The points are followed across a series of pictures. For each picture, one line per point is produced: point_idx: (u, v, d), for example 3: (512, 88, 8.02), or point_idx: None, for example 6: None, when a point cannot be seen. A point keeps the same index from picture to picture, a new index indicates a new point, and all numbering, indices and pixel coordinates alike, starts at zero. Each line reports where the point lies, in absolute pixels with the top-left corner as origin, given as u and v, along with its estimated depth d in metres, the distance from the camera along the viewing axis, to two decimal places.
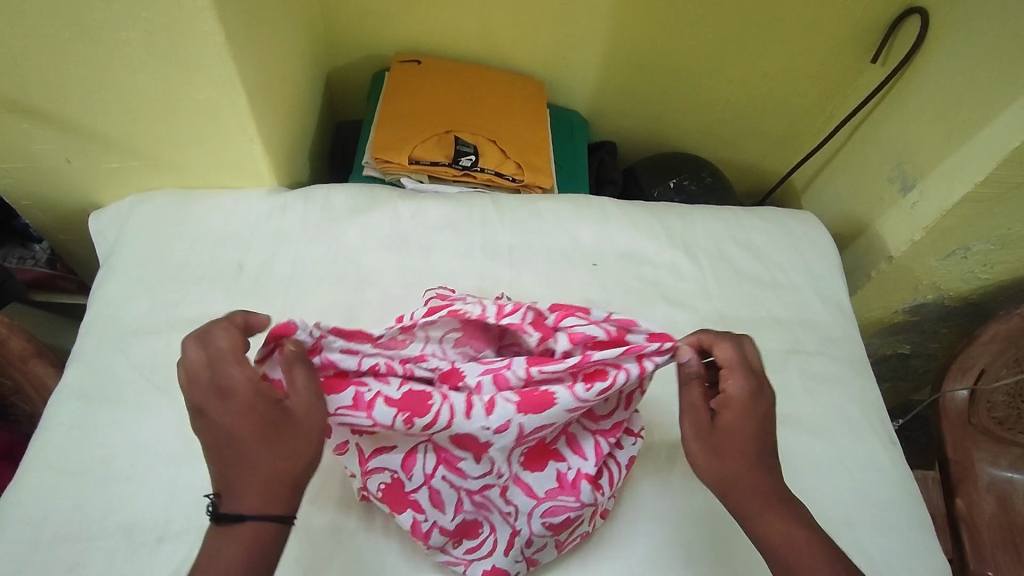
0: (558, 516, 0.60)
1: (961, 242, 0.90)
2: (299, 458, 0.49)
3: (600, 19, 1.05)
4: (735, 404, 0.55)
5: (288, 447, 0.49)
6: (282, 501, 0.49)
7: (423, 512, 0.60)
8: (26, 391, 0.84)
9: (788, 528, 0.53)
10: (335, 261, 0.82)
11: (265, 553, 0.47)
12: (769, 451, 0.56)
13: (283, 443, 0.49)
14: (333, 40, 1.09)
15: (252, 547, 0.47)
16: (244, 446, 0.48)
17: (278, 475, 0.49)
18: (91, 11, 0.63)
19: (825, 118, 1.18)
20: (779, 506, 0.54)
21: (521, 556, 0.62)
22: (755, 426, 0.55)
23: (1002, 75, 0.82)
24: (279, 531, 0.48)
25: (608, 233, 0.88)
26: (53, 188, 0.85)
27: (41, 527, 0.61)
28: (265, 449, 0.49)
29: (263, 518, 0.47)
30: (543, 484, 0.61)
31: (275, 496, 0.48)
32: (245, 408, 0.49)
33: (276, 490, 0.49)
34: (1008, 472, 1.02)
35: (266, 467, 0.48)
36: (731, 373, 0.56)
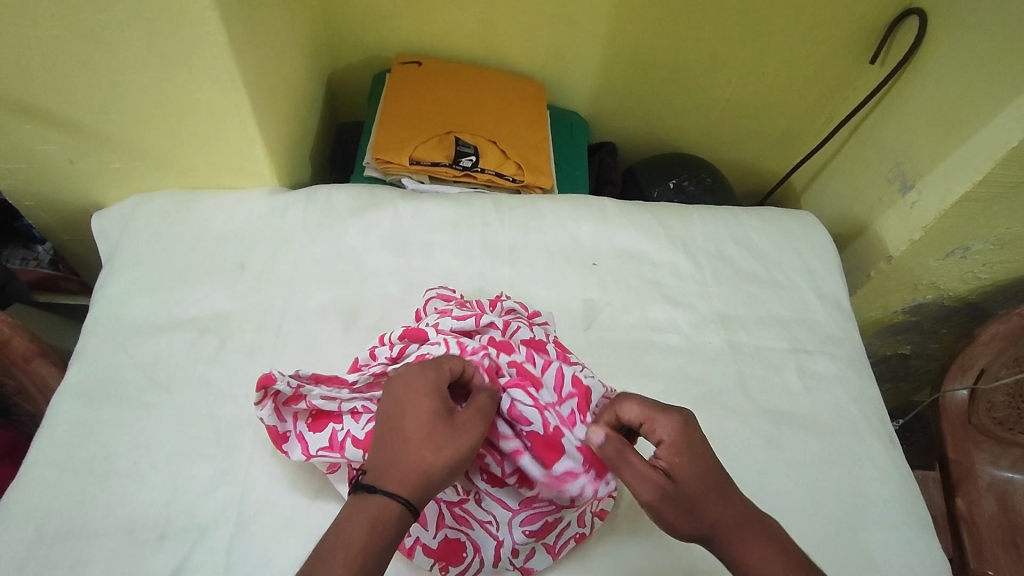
0: (537, 521, 0.62)
1: (960, 241, 0.90)
2: (447, 453, 0.51)
3: (600, 20, 1.05)
4: (676, 447, 0.55)
5: (440, 441, 0.52)
6: (416, 490, 0.50)
7: (407, 526, 0.61)
8: (29, 390, 0.85)
9: (770, 551, 0.52)
10: (336, 260, 0.82)
11: (381, 534, 0.48)
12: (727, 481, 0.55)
13: (440, 435, 0.52)
14: (335, 41, 1.09)
15: (375, 522, 0.48)
16: (412, 424, 0.52)
17: (423, 462, 0.51)
18: (94, 12, 0.63)
19: (825, 119, 1.19)
20: (756, 529, 0.53)
21: (512, 565, 0.63)
22: (703, 461, 0.55)
23: (1001, 75, 0.82)
24: (400, 514, 0.49)
25: (608, 232, 0.88)
26: (56, 188, 0.85)
27: (43, 523, 0.62)
28: (427, 433, 0.52)
29: (391, 495, 0.50)
30: (516, 495, 0.63)
31: (411, 482, 0.50)
32: (428, 393, 0.54)
33: (413, 476, 0.51)
34: (1008, 472, 1.02)
35: (414, 448, 0.51)
36: (655, 421, 0.57)
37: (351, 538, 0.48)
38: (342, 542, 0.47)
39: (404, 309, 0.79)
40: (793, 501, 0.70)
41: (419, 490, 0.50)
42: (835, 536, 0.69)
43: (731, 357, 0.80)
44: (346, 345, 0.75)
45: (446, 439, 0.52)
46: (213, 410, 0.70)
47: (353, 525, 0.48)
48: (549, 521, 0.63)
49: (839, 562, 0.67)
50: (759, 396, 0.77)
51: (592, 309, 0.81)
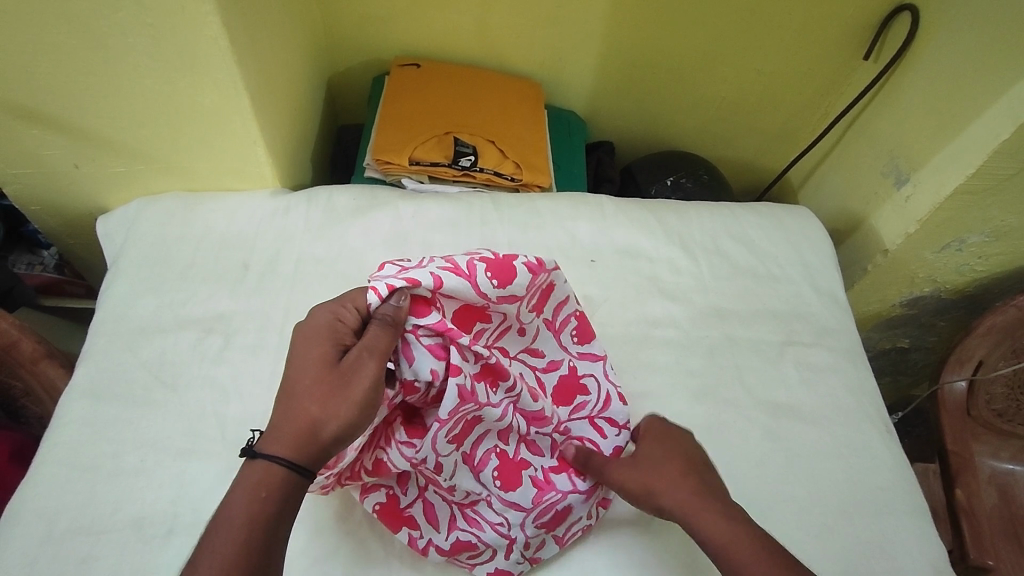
0: (546, 515, 0.64)
1: (956, 234, 0.91)
2: (335, 408, 0.52)
3: (594, 20, 1.06)
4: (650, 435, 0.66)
5: (330, 390, 0.53)
6: (302, 444, 0.51)
7: (419, 526, 0.63)
8: (36, 392, 0.86)
9: (727, 530, 0.57)
10: (337, 260, 0.83)
11: (266, 501, 0.49)
12: (697, 466, 0.63)
13: (326, 393, 0.53)
14: (333, 44, 1.10)
15: (261, 489, 0.49)
16: (302, 381, 0.54)
17: (308, 419, 0.52)
18: (99, 18, 0.65)
19: (820, 114, 1.20)
20: (719, 512, 0.59)
21: (523, 557, 0.64)
22: (675, 446, 0.64)
23: (992, 69, 0.83)
24: (287, 480, 0.50)
25: (606, 229, 0.89)
26: (62, 192, 0.87)
27: (54, 521, 0.63)
28: (310, 389, 0.53)
29: (273, 460, 0.50)
30: (526, 497, 0.64)
31: (298, 442, 0.51)
32: (318, 351, 0.55)
33: (300, 436, 0.52)
34: (1009, 464, 1.03)
35: (303, 401, 0.53)
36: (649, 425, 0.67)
37: (234, 514, 0.48)
38: (225, 518, 0.48)
39: None
40: (791, 490, 0.71)
41: (306, 449, 0.51)
42: (834, 526, 0.70)
43: (729, 351, 0.81)
44: None
45: (331, 392, 0.53)
46: (218, 408, 0.71)
47: (234, 497, 0.49)
48: (559, 512, 0.64)
49: (838, 550, 0.68)
50: (757, 389, 0.78)
51: (591, 305, 0.82)
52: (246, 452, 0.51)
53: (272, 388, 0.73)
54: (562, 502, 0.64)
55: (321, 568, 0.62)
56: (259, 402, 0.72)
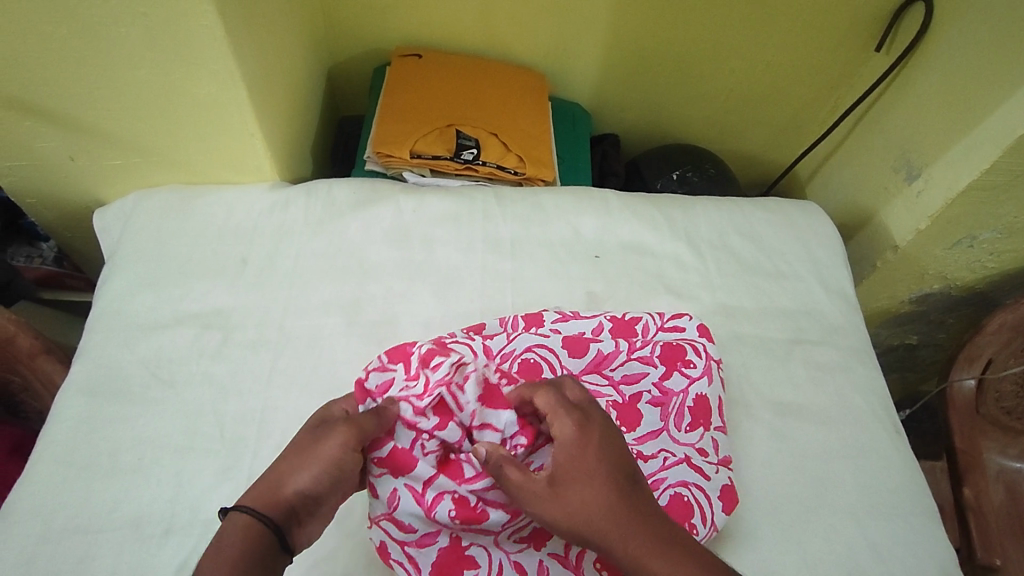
0: (687, 415, 0.69)
1: (967, 230, 0.89)
2: (308, 466, 0.51)
3: (600, 8, 1.04)
4: (569, 445, 0.53)
5: (301, 452, 0.52)
6: (272, 500, 0.48)
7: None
8: (35, 387, 0.86)
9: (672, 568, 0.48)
10: (337, 254, 0.82)
11: (225, 547, 0.44)
12: (624, 486, 0.52)
13: (301, 456, 0.52)
14: (333, 34, 1.08)
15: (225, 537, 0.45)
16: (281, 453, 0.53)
17: (277, 479, 0.50)
18: (90, 8, 0.63)
19: (829, 107, 1.18)
20: (656, 547, 0.49)
21: (713, 462, 0.67)
22: (597, 460, 0.52)
23: (1008, 62, 0.81)
24: (251, 523, 0.46)
25: (611, 225, 0.87)
26: (58, 185, 0.86)
27: (50, 520, 0.62)
28: (285, 455, 0.52)
29: (237, 509, 0.47)
30: (654, 415, 0.69)
31: (267, 495, 0.49)
32: (303, 429, 0.56)
33: (268, 492, 0.49)
34: (1017, 463, 1.01)
35: (276, 466, 0.51)
36: (557, 416, 0.55)
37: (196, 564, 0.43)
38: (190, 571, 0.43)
39: (407, 306, 0.79)
40: (798, 493, 0.70)
41: (276, 500, 0.48)
42: (841, 529, 0.68)
43: (734, 349, 0.79)
44: (350, 340, 0.75)
45: (303, 452, 0.52)
46: (215, 406, 0.70)
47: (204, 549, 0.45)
48: (695, 405, 0.70)
49: (844, 552, 0.67)
50: (764, 388, 0.77)
51: (595, 302, 0.81)
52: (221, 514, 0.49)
53: (272, 386, 0.72)
54: (689, 399, 0.70)
55: (322, 569, 0.61)
56: (257, 399, 0.71)
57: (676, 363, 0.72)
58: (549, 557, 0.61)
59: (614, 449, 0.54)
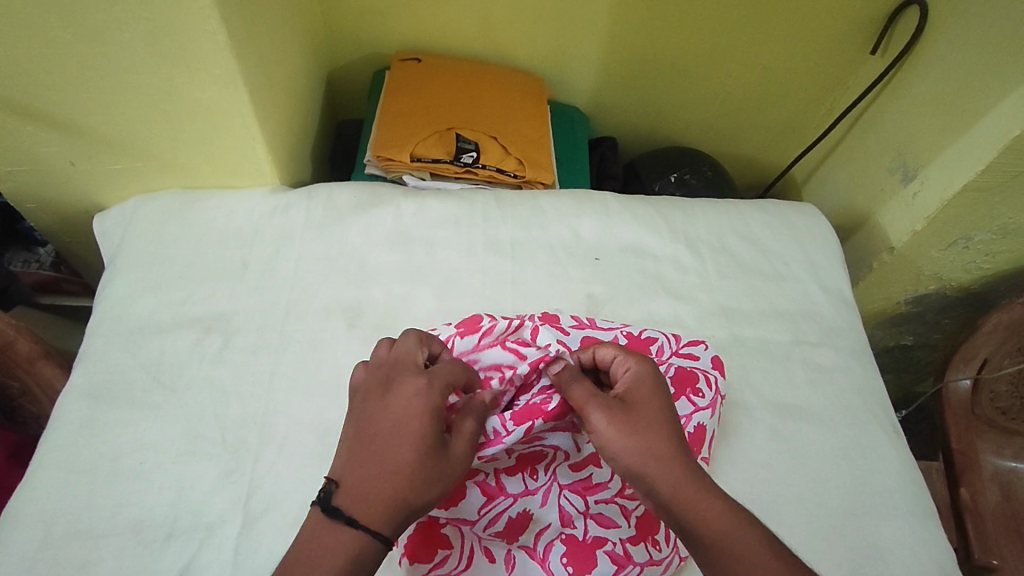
0: None
1: (962, 232, 0.90)
2: (437, 491, 0.53)
3: (599, 13, 1.05)
4: (642, 383, 0.59)
5: (432, 473, 0.52)
6: (397, 526, 0.51)
7: (606, 537, 0.63)
8: (33, 392, 0.85)
9: (723, 514, 0.51)
10: (337, 258, 0.82)
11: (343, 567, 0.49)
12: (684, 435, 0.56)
13: (432, 477, 0.52)
14: (333, 38, 1.09)
15: (351, 560, 0.50)
16: (401, 457, 0.52)
17: (408, 501, 0.51)
18: (93, 12, 0.63)
19: (825, 110, 1.19)
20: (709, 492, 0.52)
21: None
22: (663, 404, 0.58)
23: (1003, 64, 0.82)
24: (380, 551, 0.51)
25: (610, 227, 0.88)
26: (58, 190, 0.85)
27: (51, 526, 0.62)
28: (413, 472, 0.52)
29: (370, 533, 0.50)
30: None
31: (394, 519, 0.51)
32: (419, 425, 0.53)
33: (396, 513, 0.51)
34: (1012, 462, 1.02)
35: (404, 483, 0.52)
36: (629, 361, 0.61)
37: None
38: None
39: (408, 309, 0.79)
40: (796, 493, 0.71)
41: (401, 528, 0.52)
42: (840, 528, 0.69)
43: (734, 350, 0.80)
44: (352, 343, 0.75)
45: (434, 474, 0.52)
46: (218, 409, 0.70)
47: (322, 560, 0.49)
48: (693, 433, 0.68)
49: (842, 550, 0.68)
50: (763, 389, 0.77)
51: (595, 304, 0.81)
52: (329, 508, 0.51)
53: (273, 390, 0.72)
54: (690, 425, 0.68)
55: None
56: (259, 403, 0.71)
57: (686, 387, 0.70)
58: (518, 548, 0.63)
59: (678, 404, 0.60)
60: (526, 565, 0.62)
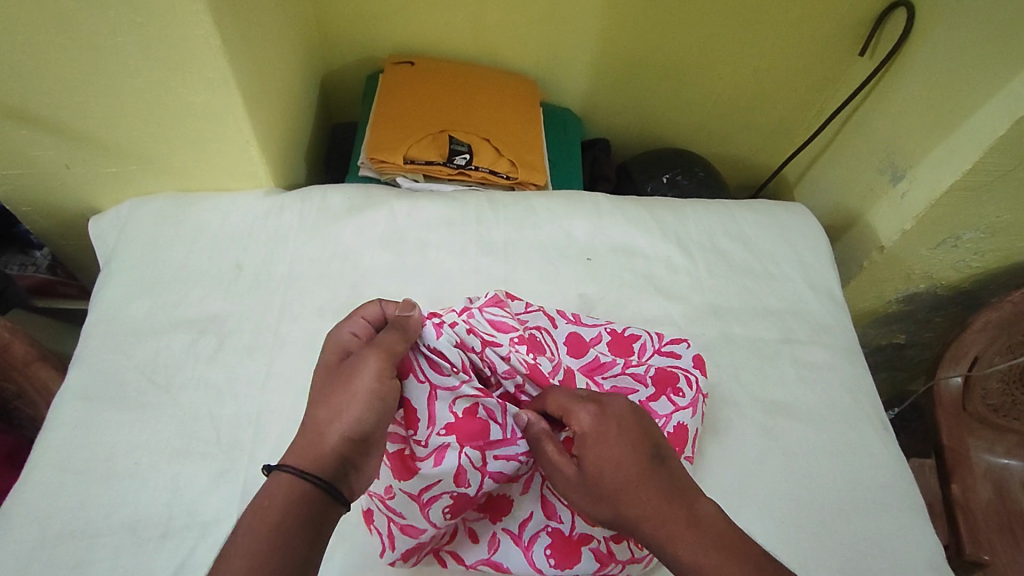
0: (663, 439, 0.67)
1: (951, 231, 0.91)
2: (336, 407, 0.53)
3: (591, 15, 1.06)
4: (589, 434, 0.54)
5: (334, 394, 0.54)
6: (313, 453, 0.51)
7: (592, 535, 0.63)
8: (29, 394, 0.86)
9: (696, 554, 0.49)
10: (332, 259, 0.83)
11: (270, 506, 0.48)
12: (643, 478, 0.52)
13: (333, 398, 0.54)
14: (327, 42, 1.10)
15: (275, 497, 0.49)
16: (313, 396, 0.55)
17: (317, 425, 0.53)
18: (87, 16, 0.64)
19: (816, 111, 1.20)
20: (681, 535, 0.50)
21: None
22: (615, 451, 0.53)
23: (989, 65, 0.83)
24: (296, 481, 0.50)
25: (602, 228, 0.89)
26: (54, 193, 0.86)
27: (47, 525, 0.63)
28: (319, 400, 0.54)
29: (280, 468, 0.51)
30: None
31: (308, 448, 0.52)
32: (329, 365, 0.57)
33: (310, 441, 0.52)
34: (1004, 459, 1.03)
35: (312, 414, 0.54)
36: (574, 411, 0.56)
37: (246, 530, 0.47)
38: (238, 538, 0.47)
39: None
40: (786, 489, 0.71)
41: (319, 456, 0.51)
42: (830, 524, 0.70)
43: (725, 348, 0.81)
44: None
45: (333, 395, 0.54)
46: (212, 410, 0.70)
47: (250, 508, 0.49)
48: (674, 433, 0.68)
49: (831, 545, 0.68)
50: (753, 386, 0.78)
51: (588, 304, 0.82)
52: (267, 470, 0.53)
53: (267, 390, 0.72)
54: (671, 423, 0.68)
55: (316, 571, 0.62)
56: (253, 403, 0.71)
57: (666, 387, 0.71)
58: (502, 532, 0.64)
59: (637, 432, 0.54)
60: (509, 550, 0.63)
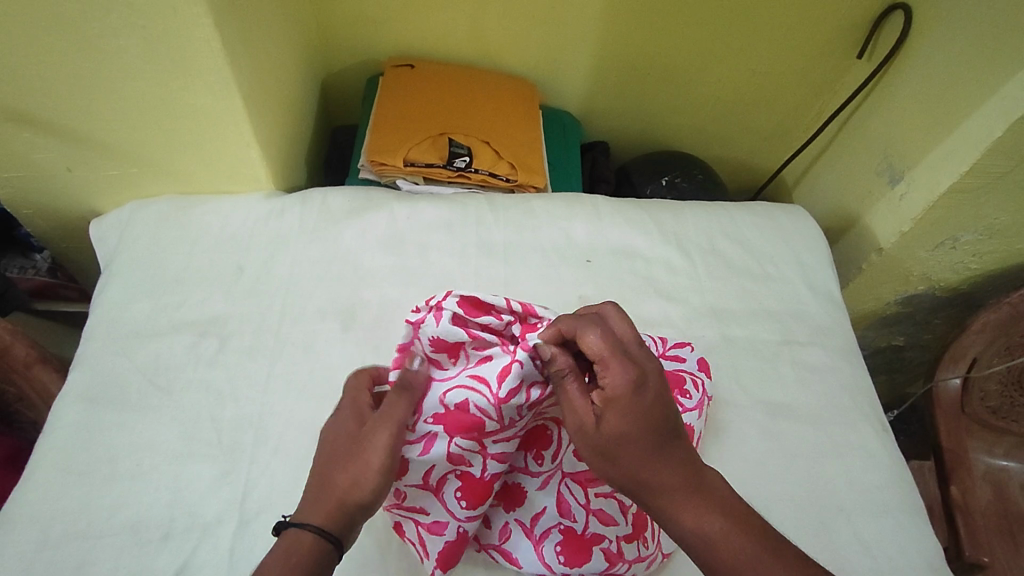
0: None
1: (949, 232, 0.92)
2: (354, 477, 0.54)
3: (590, 18, 1.06)
4: (616, 398, 0.51)
5: (351, 462, 0.55)
6: (333, 519, 0.53)
7: (604, 535, 0.63)
8: (30, 397, 0.86)
9: (703, 524, 0.50)
10: (333, 261, 0.83)
11: (292, 565, 0.50)
12: (663, 444, 0.51)
13: (351, 465, 0.55)
14: (327, 45, 1.10)
15: (293, 556, 0.51)
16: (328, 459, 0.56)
17: (336, 492, 0.54)
18: (89, 21, 0.64)
19: (814, 113, 1.20)
20: (692, 502, 0.51)
21: None
22: (641, 420, 0.51)
23: (986, 68, 0.83)
24: (314, 541, 0.52)
25: (601, 230, 0.89)
26: (54, 196, 0.86)
27: (48, 527, 0.63)
28: (337, 465, 0.55)
29: (300, 527, 0.52)
30: None
31: (328, 513, 0.53)
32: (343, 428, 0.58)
33: (327, 506, 0.53)
34: (1003, 461, 1.03)
35: (329, 479, 0.55)
36: (608, 365, 0.52)
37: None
38: None
39: (402, 311, 0.80)
40: (785, 490, 0.71)
41: (336, 519, 0.53)
42: (830, 526, 0.70)
43: (725, 350, 0.81)
44: (346, 345, 0.76)
45: (350, 463, 0.55)
46: (213, 411, 0.71)
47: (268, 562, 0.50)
48: None
49: (831, 545, 0.69)
50: (752, 387, 0.79)
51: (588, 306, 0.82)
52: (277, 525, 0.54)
53: (268, 391, 0.72)
54: None
55: None
56: (254, 404, 0.71)
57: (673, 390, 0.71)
58: (515, 522, 0.64)
59: (666, 400, 0.53)
60: (521, 543, 0.63)
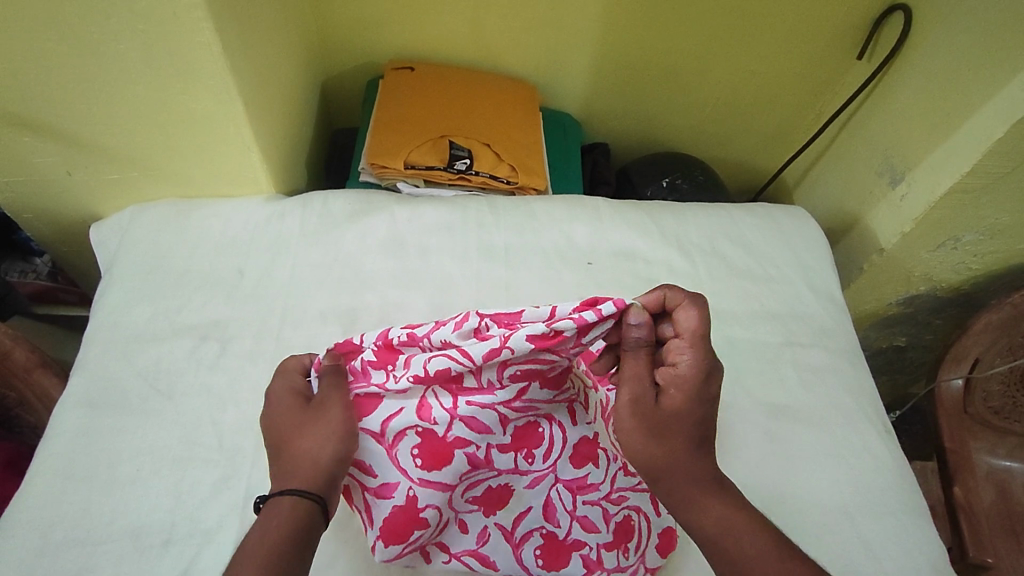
0: None
1: (951, 233, 0.91)
2: (316, 437, 0.55)
3: (590, 20, 1.06)
4: (686, 379, 0.53)
5: (309, 425, 0.56)
6: (310, 478, 0.54)
7: (585, 541, 0.62)
8: (30, 401, 0.86)
9: (722, 518, 0.53)
10: (333, 265, 0.83)
11: (277, 528, 0.51)
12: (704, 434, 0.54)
13: (311, 428, 0.56)
14: (327, 48, 1.10)
15: (281, 519, 0.51)
16: (284, 430, 0.57)
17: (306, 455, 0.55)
18: (88, 26, 0.64)
19: (815, 114, 1.20)
20: (713, 495, 0.54)
21: None
22: (697, 407, 0.54)
23: (986, 69, 0.83)
24: (295, 504, 0.52)
25: (603, 232, 0.89)
26: (54, 200, 0.86)
27: (49, 532, 0.62)
28: (296, 432, 0.56)
29: (280, 493, 0.53)
30: None
31: (305, 475, 0.54)
32: (288, 401, 0.59)
33: (301, 469, 0.54)
34: (1006, 462, 1.03)
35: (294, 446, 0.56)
36: (684, 350, 0.54)
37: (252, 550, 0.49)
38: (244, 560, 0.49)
39: (403, 314, 0.79)
40: (788, 493, 0.71)
41: (314, 479, 0.54)
42: (833, 528, 0.70)
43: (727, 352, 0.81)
44: None
45: (310, 425, 0.56)
46: (214, 415, 0.70)
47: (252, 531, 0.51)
48: None
49: (834, 547, 0.68)
50: (754, 389, 0.78)
51: None
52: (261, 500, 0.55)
53: None
54: None
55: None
56: (255, 409, 0.71)
57: None
58: (495, 525, 0.62)
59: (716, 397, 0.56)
60: (498, 544, 0.62)
